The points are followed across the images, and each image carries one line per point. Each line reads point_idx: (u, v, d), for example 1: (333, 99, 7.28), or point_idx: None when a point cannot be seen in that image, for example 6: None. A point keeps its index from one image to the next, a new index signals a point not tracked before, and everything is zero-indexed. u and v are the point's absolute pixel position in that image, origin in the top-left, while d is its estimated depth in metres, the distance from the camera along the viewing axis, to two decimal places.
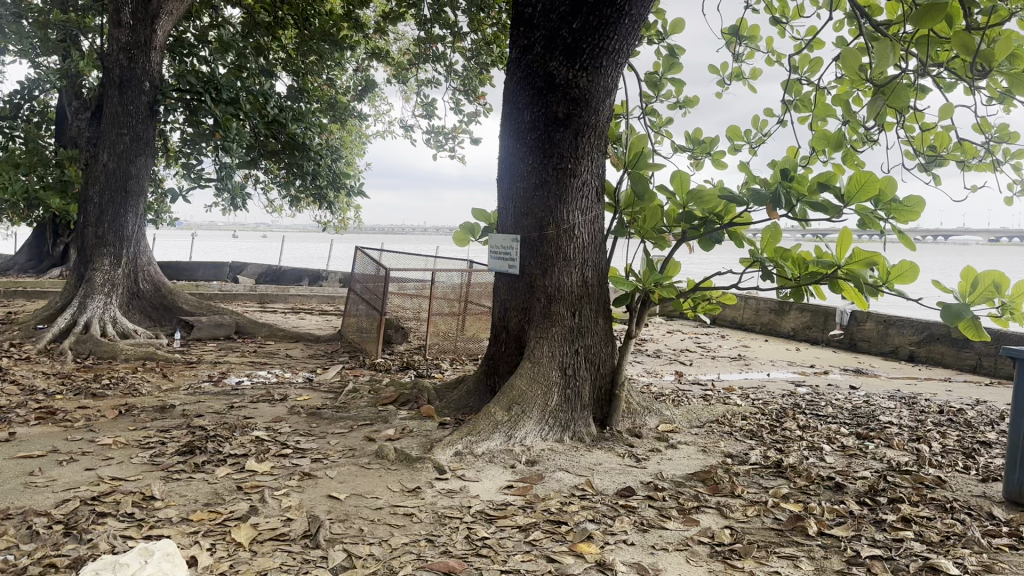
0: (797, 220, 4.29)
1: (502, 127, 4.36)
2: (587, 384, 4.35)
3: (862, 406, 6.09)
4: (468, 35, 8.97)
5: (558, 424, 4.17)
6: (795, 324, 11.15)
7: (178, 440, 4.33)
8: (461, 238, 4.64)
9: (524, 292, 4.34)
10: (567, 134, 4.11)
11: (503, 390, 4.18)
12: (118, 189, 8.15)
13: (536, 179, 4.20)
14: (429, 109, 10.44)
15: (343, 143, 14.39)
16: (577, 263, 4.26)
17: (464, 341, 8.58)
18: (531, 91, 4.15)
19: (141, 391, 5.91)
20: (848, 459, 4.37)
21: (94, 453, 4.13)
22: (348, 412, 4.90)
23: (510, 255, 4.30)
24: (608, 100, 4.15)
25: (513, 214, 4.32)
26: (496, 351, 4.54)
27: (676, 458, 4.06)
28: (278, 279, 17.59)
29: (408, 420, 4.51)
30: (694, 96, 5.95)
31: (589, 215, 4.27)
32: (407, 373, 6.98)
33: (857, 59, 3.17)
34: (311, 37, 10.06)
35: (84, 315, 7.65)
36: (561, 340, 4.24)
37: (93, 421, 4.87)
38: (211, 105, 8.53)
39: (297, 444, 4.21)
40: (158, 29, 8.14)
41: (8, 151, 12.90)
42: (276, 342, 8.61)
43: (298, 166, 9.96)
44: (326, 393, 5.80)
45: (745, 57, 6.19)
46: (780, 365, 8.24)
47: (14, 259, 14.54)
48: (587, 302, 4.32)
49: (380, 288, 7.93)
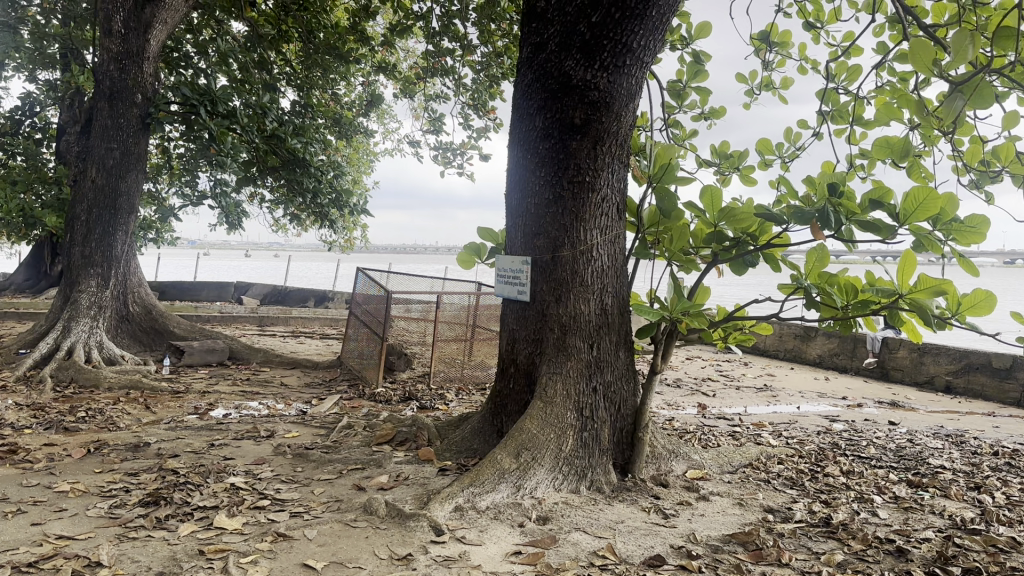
0: (844, 241, 3.79)
1: (512, 135, 3.89)
2: (607, 427, 3.83)
3: (907, 446, 5.54)
4: (478, 48, 8.54)
5: (574, 472, 3.66)
6: (822, 351, 10.63)
7: (145, 487, 3.83)
8: (465, 260, 4.14)
9: (535, 321, 3.84)
10: (585, 143, 3.62)
11: (512, 433, 3.66)
12: (107, 207, 7.72)
13: (549, 195, 3.71)
14: (437, 124, 10.00)
15: (350, 159, 13.99)
16: (595, 289, 3.76)
17: (471, 368, 8.11)
18: (543, 95, 3.67)
19: (118, 425, 5.42)
20: (904, 514, 3.83)
21: (47, 503, 3.63)
22: (339, 453, 4.39)
23: (520, 280, 3.82)
24: (632, 105, 3.66)
25: (523, 233, 3.84)
26: (504, 388, 4.03)
27: (710, 514, 3.55)
28: (283, 300, 17.21)
29: (404, 464, 4.02)
30: (720, 106, 5.45)
31: (609, 235, 3.77)
32: (408, 406, 6.48)
33: (927, 50, 2.70)
34: (316, 51, 9.65)
35: (67, 340, 7.19)
36: (578, 376, 3.73)
37: (57, 462, 4.37)
38: (206, 119, 8.10)
39: (276, 495, 3.71)
40: (152, 39, 7.72)
41: (9, 168, 12.55)
42: (272, 369, 8.15)
43: (299, 183, 9.50)
44: (318, 428, 5.30)
45: (775, 65, 5.71)
46: (810, 397, 7.69)
47: (11, 279, 14.17)
48: (607, 333, 3.81)
49: (382, 311, 7.46)
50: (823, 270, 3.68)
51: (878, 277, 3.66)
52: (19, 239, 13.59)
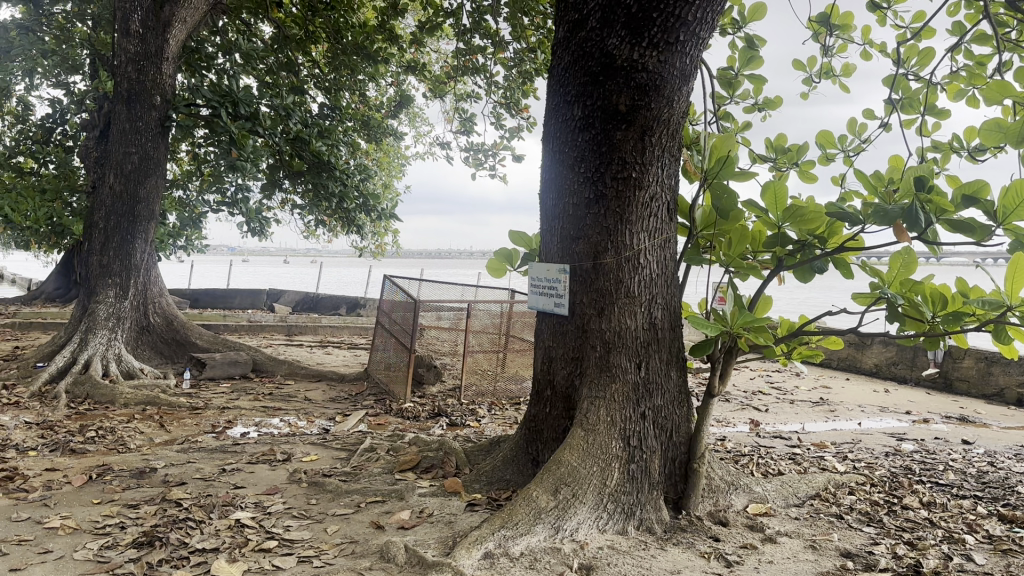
0: (929, 244, 3.30)
1: (547, 125, 3.45)
2: (656, 458, 3.35)
3: (988, 470, 4.99)
4: (510, 44, 8.10)
5: (621, 510, 3.19)
6: (879, 360, 10.03)
7: (141, 523, 3.43)
8: (496, 268, 3.70)
9: (574, 337, 3.39)
10: (631, 133, 3.15)
11: (548, 467, 3.21)
12: (125, 214, 7.44)
13: (589, 194, 3.26)
14: (468, 125, 9.58)
15: (380, 164, 13.65)
16: (643, 301, 3.29)
17: (504, 381, 7.69)
18: (582, 79, 3.22)
19: (127, 447, 5.07)
20: (1004, 558, 3.31)
21: (32, 543, 3.25)
22: (359, 482, 3.99)
23: (557, 291, 3.38)
24: (685, 88, 3.18)
25: (560, 238, 3.40)
26: (540, 412, 3.58)
27: (780, 561, 3.07)
28: (315, 306, 16.96)
29: (429, 497, 3.60)
30: (776, 96, 4.93)
31: (659, 238, 3.30)
32: (437, 423, 6.09)
33: None
34: (342, 51, 9.24)
35: (85, 353, 6.90)
36: (623, 400, 3.27)
37: (54, 490, 4.00)
38: (226, 120, 7.79)
39: (285, 534, 3.29)
40: (171, 39, 7.47)
41: (39, 176, 12.40)
42: (296, 382, 7.80)
43: (324, 188, 9.15)
44: (339, 450, 4.90)
45: (835, 50, 5.19)
46: (871, 412, 7.12)
47: (42, 287, 14.06)
48: (656, 350, 3.33)
49: (410, 321, 7.05)
50: (909, 276, 3.25)
51: (972, 286, 3.18)
52: (50, 248, 13.49)
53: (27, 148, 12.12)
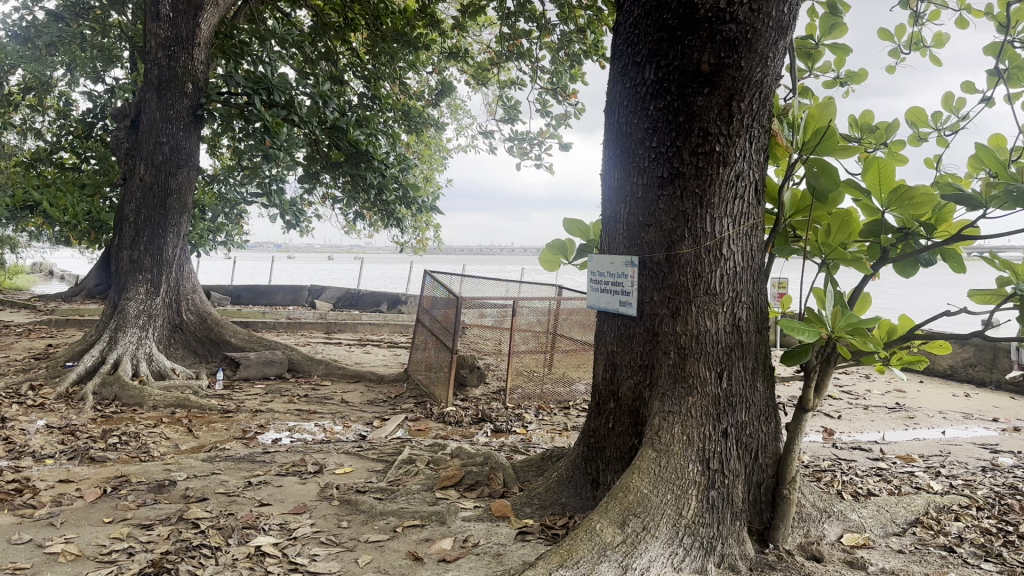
0: None
1: (613, 93, 2.99)
2: (739, 483, 2.86)
3: None
4: (557, 25, 7.61)
5: (699, 545, 2.70)
6: (955, 361, 9.33)
7: (151, 549, 3.05)
8: (549, 261, 3.24)
9: (643, 340, 2.90)
10: (715, 99, 2.66)
11: (613, 493, 2.73)
12: (157, 206, 7.15)
13: (663, 172, 2.78)
14: (513, 113, 9.12)
15: (420, 156, 13.30)
16: (726, 299, 2.80)
17: (552, 382, 7.25)
18: (656, 36, 2.76)
19: (151, 455, 4.73)
20: None
21: (27, 572, 2.88)
22: (396, 500, 3.56)
23: (622, 287, 2.92)
24: (781, 43, 2.68)
25: (626, 226, 2.93)
26: (601, 427, 3.12)
27: None
28: (357, 303, 16.67)
29: (473, 522, 3.16)
30: (861, 71, 4.27)
31: (744, 224, 2.81)
32: (480, 430, 5.68)
33: None
34: (381, 37, 8.84)
35: (114, 352, 6.62)
36: (702, 416, 2.79)
37: (64, 507, 3.65)
38: (260, 108, 7.45)
39: (310, 566, 2.88)
40: (202, 24, 7.14)
41: (80, 171, 12.28)
42: (333, 383, 7.45)
43: (362, 179, 8.79)
44: (375, 461, 4.49)
45: (927, 19, 4.54)
46: (954, 419, 6.50)
47: (83, 283, 14.00)
48: (740, 357, 2.84)
49: (452, 320, 6.63)
50: None
51: None
52: (90, 244, 13.39)
53: (67, 143, 11.97)
